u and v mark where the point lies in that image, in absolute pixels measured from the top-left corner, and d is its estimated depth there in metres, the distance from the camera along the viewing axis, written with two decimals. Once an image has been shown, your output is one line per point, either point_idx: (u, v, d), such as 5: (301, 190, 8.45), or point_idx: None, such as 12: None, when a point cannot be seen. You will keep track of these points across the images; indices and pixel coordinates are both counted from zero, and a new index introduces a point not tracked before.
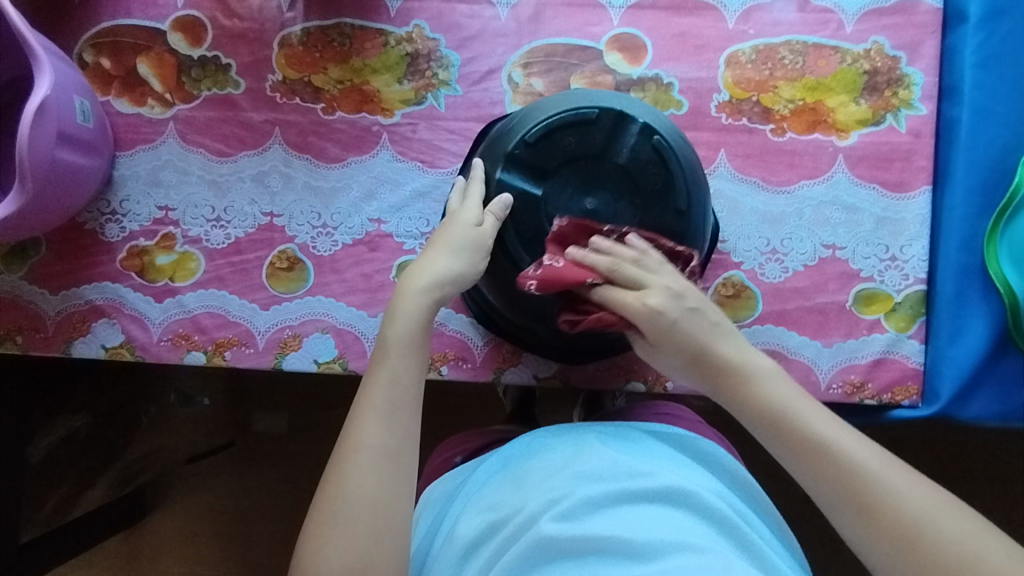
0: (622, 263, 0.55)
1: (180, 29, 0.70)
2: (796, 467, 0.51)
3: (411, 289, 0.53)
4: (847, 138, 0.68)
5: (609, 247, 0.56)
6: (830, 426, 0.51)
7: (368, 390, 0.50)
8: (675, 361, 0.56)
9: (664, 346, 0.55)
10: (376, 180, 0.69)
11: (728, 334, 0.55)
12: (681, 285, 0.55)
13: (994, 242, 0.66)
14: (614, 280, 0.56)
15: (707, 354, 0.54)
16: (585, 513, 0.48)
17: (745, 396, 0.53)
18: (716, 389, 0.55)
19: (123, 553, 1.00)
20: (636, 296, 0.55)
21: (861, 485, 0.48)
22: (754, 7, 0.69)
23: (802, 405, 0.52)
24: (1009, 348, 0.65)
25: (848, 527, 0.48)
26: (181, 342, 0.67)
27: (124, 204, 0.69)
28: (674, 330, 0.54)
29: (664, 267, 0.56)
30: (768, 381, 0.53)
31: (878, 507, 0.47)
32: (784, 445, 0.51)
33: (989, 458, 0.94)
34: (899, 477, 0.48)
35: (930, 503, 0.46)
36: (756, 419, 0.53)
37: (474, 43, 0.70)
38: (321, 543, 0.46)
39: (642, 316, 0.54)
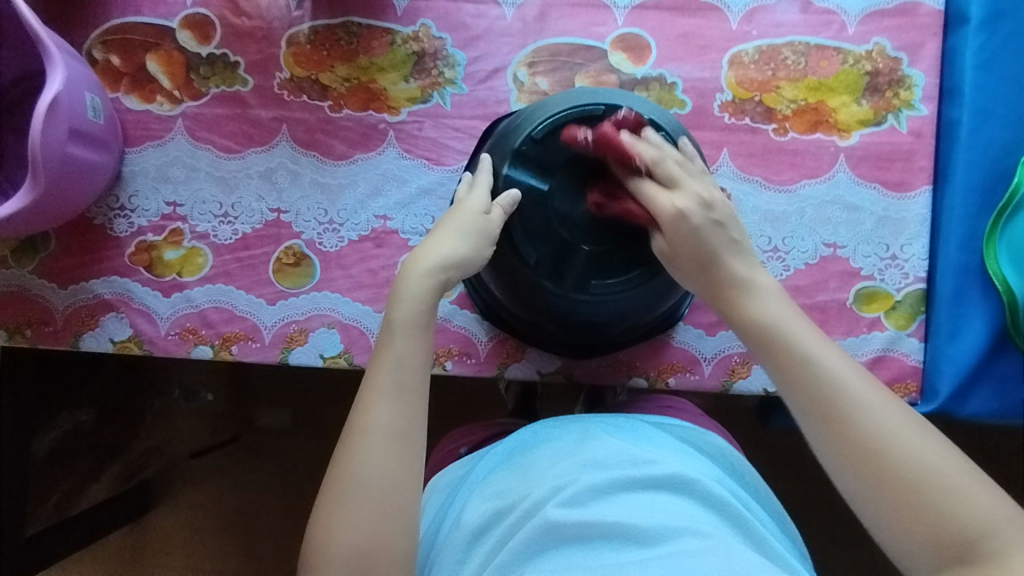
0: (667, 159, 0.55)
1: (189, 27, 0.70)
2: (780, 380, 0.51)
3: (417, 271, 0.54)
4: (849, 139, 0.68)
5: (655, 143, 0.56)
6: (821, 344, 0.51)
7: (376, 371, 0.51)
8: (678, 272, 0.56)
9: (675, 247, 0.55)
10: (382, 177, 0.70)
11: (738, 251, 0.55)
12: (710, 194, 0.55)
13: (993, 241, 0.66)
14: (654, 176, 0.56)
15: (715, 264, 0.54)
16: (591, 500, 0.50)
17: (734, 309, 0.54)
18: (713, 298, 0.55)
19: (129, 544, 1.00)
20: (667, 197, 0.55)
21: (838, 400, 0.48)
22: (757, 9, 0.70)
23: (792, 321, 0.52)
24: (1007, 346, 0.66)
25: (817, 438, 0.49)
26: (188, 336, 0.68)
27: (132, 199, 0.70)
28: (693, 236, 0.54)
29: (699, 176, 0.56)
30: (764, 297, 0.53)
31: (850, 422, 0.48)
32: (769, 359, 0.52)
33: (988, 456, 0.95)
34: (877, 399, 0.48)
35: (901, 425, 0.47)
36: (746, 331, 0.53)
37: (480, 43, 0.70)
38: (331, 522, 0.47)
39: (667, 217, 0.54)
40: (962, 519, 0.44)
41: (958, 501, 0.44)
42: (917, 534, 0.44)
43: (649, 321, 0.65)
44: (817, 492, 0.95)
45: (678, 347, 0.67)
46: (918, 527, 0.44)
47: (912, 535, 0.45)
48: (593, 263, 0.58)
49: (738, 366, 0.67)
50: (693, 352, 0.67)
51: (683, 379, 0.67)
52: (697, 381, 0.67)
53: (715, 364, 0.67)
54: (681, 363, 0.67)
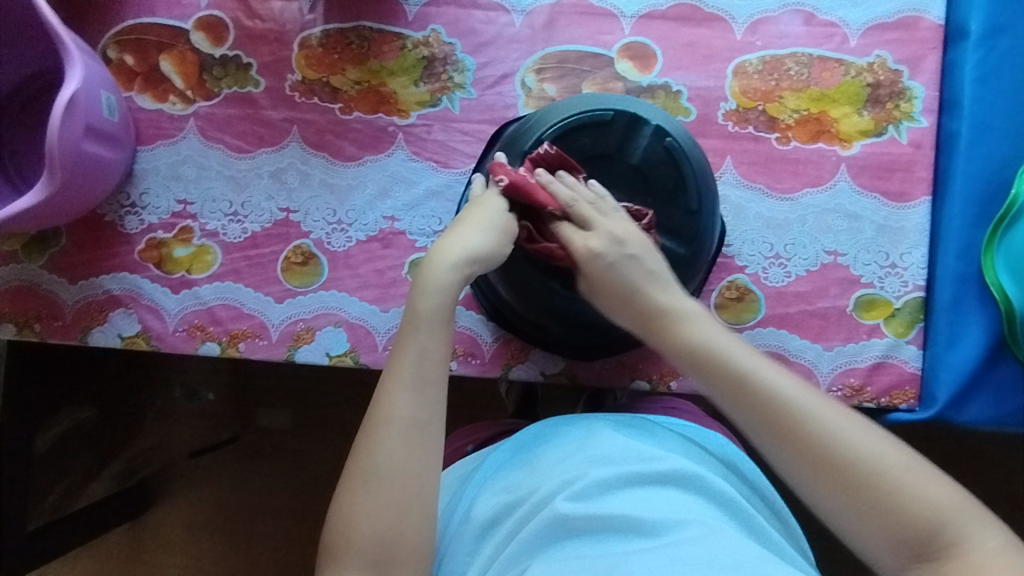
0: (580, 201, 0.58)
1: (203, 29, 0.72)
2: (725, 399, 0.52)
3: (442, 263, 0.54)
4: (850, 149, 0.70)
5: (567, 183, 0.58)
6: (754, 358, 0.53)
7: (399, 363, 0.52)
8: (605, 307, 0.58)
9: (597, 286, 0.57)
10: (391, 179, 0.71)
11: (663, 278, 0.56)
12: (623, 230, 0.57)
13: (991, 251, 0.68)
14: (569, 217, 0.58)
15: (640, 295, 0.56)
16: (598, 494, 0.51)
17: (671, 335, 0.55)
18: (647, 327, 0.56)
19: (125, 543, 1.02)
20: (582, 238, 0.57)
21: (784, 415, 0.50)
22: (761, 20, 0.71)
23: (725, 339, 0.54)
24: (1004, 355, 0.67)
25: (767, 449, 0.51)
26: (196, 333, 0.69)
27: (143, 197, 0.70)
28: (612, 273, 0.56)
29: (610, 212, 0.58)
30: (696, 319, 0.55)
31: (797, 431, 0.49)
32: (710, 378, 0.53)
33: (986, 466, 0.95)
34: (815, 406, 0.50)
35: (849, 426, 0.49)
36: (683, 358, 0.54)
37: (489, 48, 0.72)
38: (354, 509, 0.49)
39: (584, 259, 0.56)
40: (920, 509, 0.46)
41: (913, 491, 0.46)
42: (883, 530, 0.47)
43: None
44: None
45: None
46: (882, 521, 0.47)
47: (877, 528, 0.47)
48: None
49: None
50: None
51: (685, 383, 0.68)
52: None
53: None
54: None
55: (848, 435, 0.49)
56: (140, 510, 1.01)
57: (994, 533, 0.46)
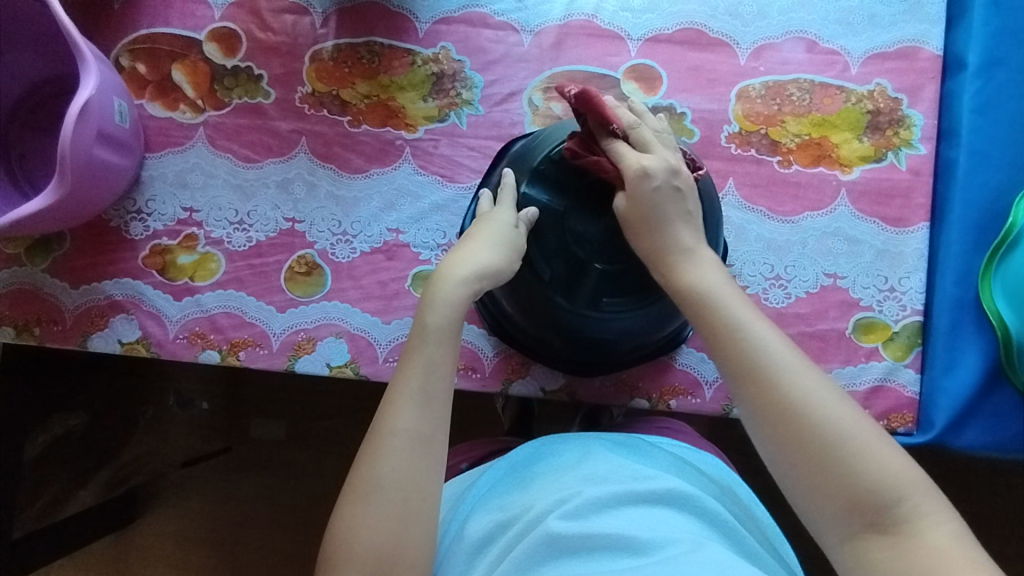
0: (642, 127, 0.57)
1: (215, 40, 0.73)
2: (710, 346, 0.53)
3: (452, 277, 0.54)
4: (850, 173, 0.71)
5: (633, 113, 0.59)
6: (746, 312, 0.52)
7: (405, 376, 0.52)
8: (629, 235, 0.56)
9: (633, 206, 0.55)
10: (397, 192, 0.71)
11: (690, 219, 0.56)
12: (678, 163, 0.57)
13: (988, 278, 0.69)
14: (628, 139, 0.57)
15: (664, 230, 0.55)
16: (593, 512, 0.51)
17: (675, 274, 0.55)
18: (653, 265, 0.56)
19: (111, 553, 1.00)
20: (637, 156, 0.56)
21: (768, 370, 0.50)
22: (764, 46, 0.73)
23: (724, 290, 0.54)
24: (1001, 382, 0.68)
25: (743, 399, 0.51)
26: (196, 340, 0.69)
27: (149, 203, 0.71)
28: (655, 196, 0.55)
29: (668, 147, 0.58)
30: (703, 266, 0.55)
31: (773, 384, 0.49)
32: (702, 324, 0.53)
33: (982, 493, 0.96)
34: (801, 366, 0.50)
35: (822, 387, 0.49)
36: (683, 298, 0.54)
37: (497, 67, 0.73)
38: (354, 522, 0.48)
39: (635, 174, 0.55)
40: (876, 483, 0.46)
41: (873, 464, 0.47)
42: (834, 499, 0.47)
43: (655, 342, 0.66)
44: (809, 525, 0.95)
45: (681, 370, 0.68)
46: (835, 489, 0.47)
47: (829, 495, 0.47)
48: (604, 282, 0.60)
49: None
50: (695, 375, 0.68)
51: (684, 402, 0.68)
52: (698, 404, 0.68)
53: (716, 388, 0.68)
54: (682, 386, 0.68)
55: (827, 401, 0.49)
56: (127, 521, 1.00)
57: (947, 520, 0.46)
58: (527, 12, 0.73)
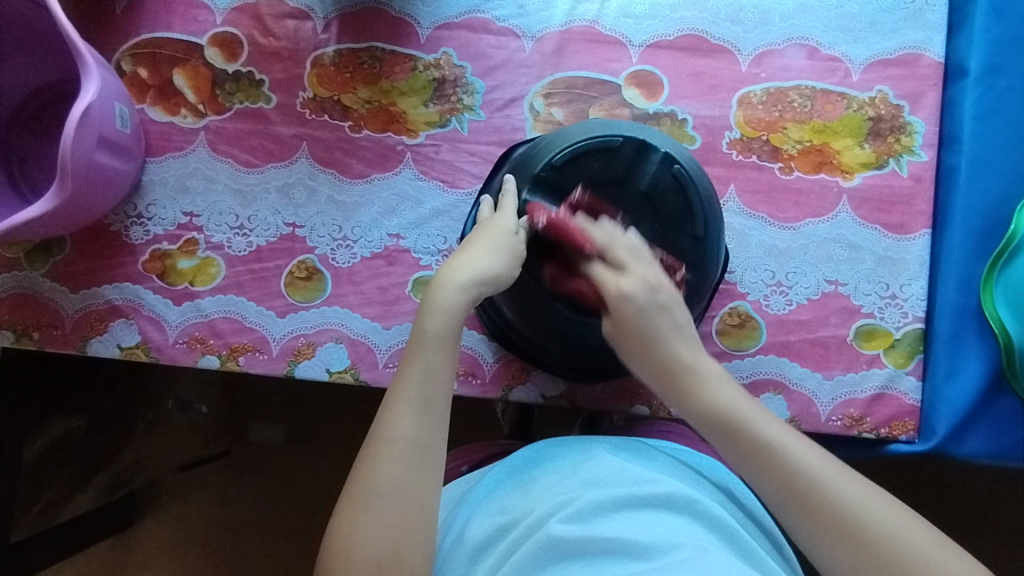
0: (616, 245, 0.58)
1: (217, 44, 0.73)
2: (747, 470, 0.54)
3: (451, 283, 0.54)
4: (851, 180, 0.71)
5: (600, 227, 0.59)
6: (772, 426, 0.54)
7: (404, 383, 0.52)
8: (630, 357, 0.58)
9: (624, 332, 0.57)
10: (398, 197, 0.71)
11: (688, 336, 0.57)
12: (658, 277, 0.57)
13: (990, 285, 0.68)
14: (604, 258, 0.58)
15: (669, 350, 0.56)
16: (594, 516, 0.50)
17: (694, 399, 0.56)
18: (671, 390, 0.57)
19: (109, 558, 1.00)
20: (616, 280, 0.57)
21: (813, 489, 0.51)
22: (766, 53, 0.73)
23: (746, 406, 0.55)
24: (1003, 390, 0.68)
25: (791, 518, 0.52)
26: (196, 345, 0.69)
27: (150, 208, 0.71)
28: (640, 320, 0.56)
29: (645, 259, 0.58)
30: (717, 384, 0.56)
31: (819, 501, 0.51)
32: (731, 447, 0.54)
33: (984, 500, 0.95)
34: (838, 477, 0.51)
35: (863, 495, 0.51)
36: (706, 421, 0.55)
37: (499, 72, 0.73)
38: (352, 529, 0.48)
39: (615, 301, 0.56)
40: None
41: (940, 566, 0.48)
42: None
43: None
44: None
45: None
46: None
47: None
48: None
49: None
50: None
51: None
52: None
53: None
54: None
55: (873, 507, 0.50)
56: (126, 525, 1.00)
57: None
58: (529, 18, 0.74)
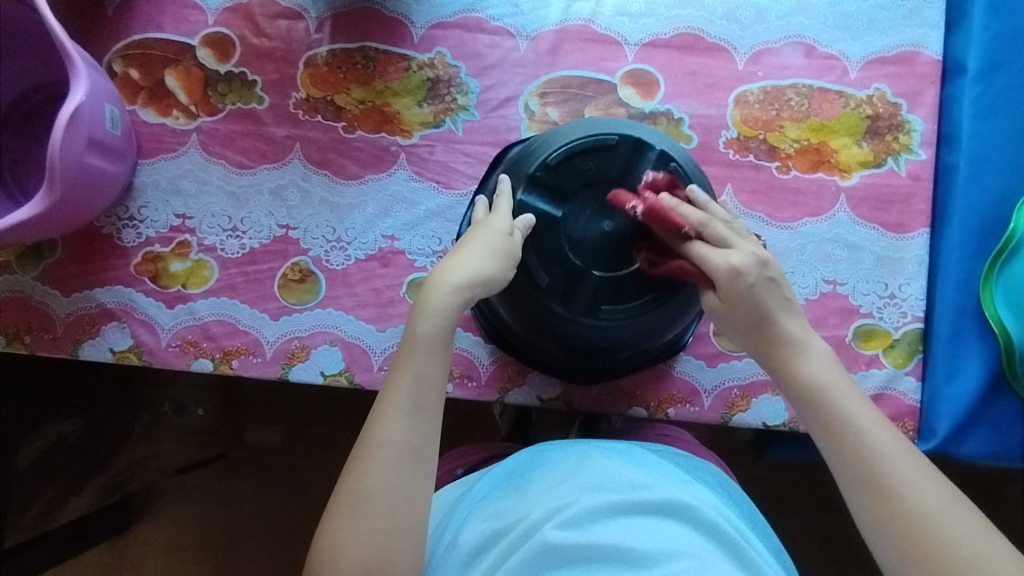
0: (715, 222, 0.55)
1: (209, 45, 0.72)
2: (829, 447, 0.53)
3: (444, 285, 0.53)
4: (849, 179, 0.70)
5: (696, 205, 0.56)
6: (864, 413, 0.52)
7: (394, 386, 0.51)
8: (728, 323, 0.56)
9: (728, 305, 0.55)
10: (392, 198, 0.71)
11: (793, 311, 0.55)
12: (762, 254, 0.55)
13: (989, 284, 0.68)
14: (702, 237, 0.55)
15: (770, 323, 0.54)
16: (589, 522, 0.50)
17: (789, 367, 0.54)
18: (767, 356, 0.55)
19: (105, 562, 0.99)
20: (722, 255, 0.54)
21: (889, 478, 0.50)
22: (763, 51, 0.72)
23: (842, 387, 0.53)
24: (1003, 390, 0.67)
25: (861, 506, 0.51)
26: (189, 348, 0.68)
27: (142, 210, 0.70)
28: (750, 296, 0.54)
29: (747, 238, 0.56)
30: (818, 360, 0.54)
31: (894, 496, 0.49)
32: (818, 421, 0.53)
33: (983, 500, 0.95)
34: (915, 474, 0.50)
35: (944, 503, 0.49)
36: (800, 392, 0.54)
37: (493, 72, 0.72)
38: (341, 535, 0.48)
39: (725, 276, 0.54)
40: None
41: None
42: None
43: (655, 349, 0.65)
44: (808, 530, 0.95)
45: (679, 377, 0.68)
46: None
47: None
48: (602, 289, 0.60)
49: (738, 400, 0.67)
50: (693, 383, 0.68)
51: (682, 410, 0.68)
52: (697, 413, 0.67)
53: (714, 396, 0.67)
54: (680, 394, 0.68)
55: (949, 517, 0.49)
56: (121, 529, 0.99)
57: None
58: (523, 17, 0.73)
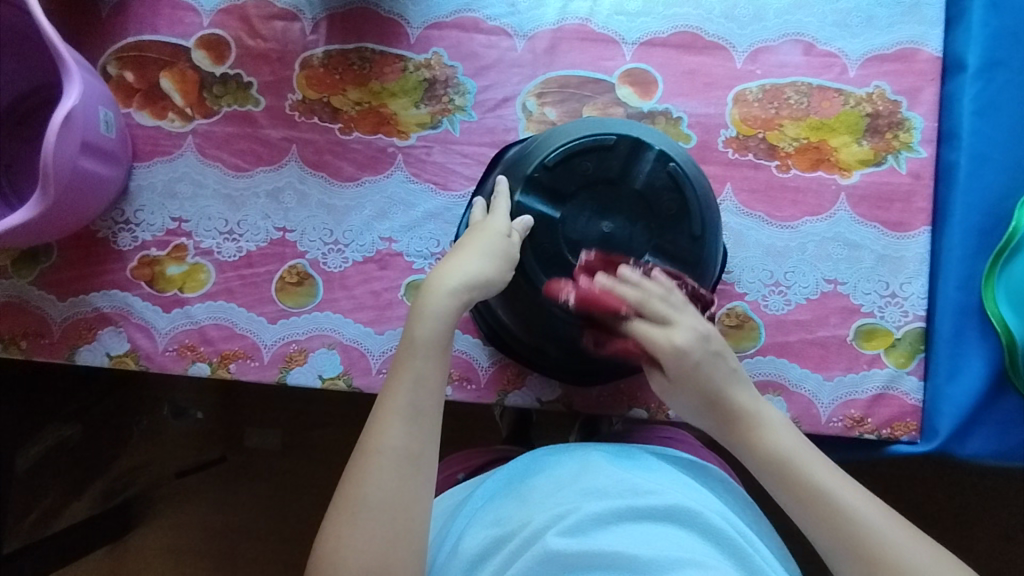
0: (651, 299, 0.56)
1: (204, 47, 0.71)
2: (802, 517, 0.52)
3: (441, 288, 0.53)
4: (849, 177, 0.70)
5: (633, 280, 0.57)
6: (831, 475, 0.52)
7: (393, 391, 0.51)
8: (683, 399, 0.57)
9: (681, 386, 0.56)
10: (389, 200, 0.70)
11: (742, 382, 0.57)
12: (701, 326, 0.57)
13: (991, 282, 0.67)
14: (642, 315, 0.56)
15: (721, 398, 0.56)
16: (591, 529, 0.49)
17: (751, 441, 0.55)
18: (725, 433, 0.56)
19: (105, 567, 0.99)
20: (665, 334, 0.56)
21: (871, 544, 0.49)
22: (761, 49, 0.72)
23: (804, 454, 0.54)
24: (1006, 388, 0.67)
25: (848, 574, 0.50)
26: (186, 353, 0.67)
27: (138, 214, 0.70)
28: (696, 373, 0.56)
29: (687, 310, 0.57)
30: (775, 428, 0.55)
31: (879, 557, 0.49)
32: (786, 494, 0.53)
33: (986, 498, 0.94)
34: (896, 530, 0.50)
35: (927, 556, 0.49)
36: (763, 467, 0.54)
37: (491, 72, 0.72)
38: (340, 543, 0.47)
39: (668, 355, 0.55)
40: None
41: None
42: None
43: None
44: None
45: None
46: None
47: None
48: None
49: None
50: None
51: None
52: None
53: None
54: None
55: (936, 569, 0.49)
56: (121, 534, 0.98)
57: None
58: (520, 16, 0.72)
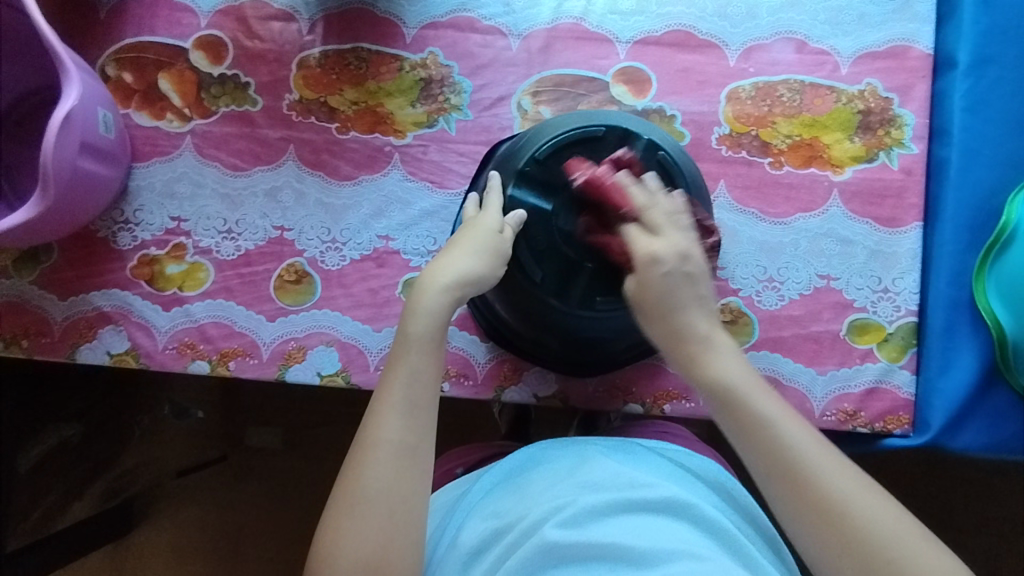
0: (654, 208, 0.55)
1: (201, 48, 0.72)
2: (743, 443, 0.52)
3: (433, 287, 0.54)
4: (842, 174, 0.70)
5: (648, 189, 0.56)
6: (779, 410, 0.51)
7: (390, 385, 0.51)
8: (641, 318, 0.55)
9: (644, 295, 0.54)
10: (387, 198, 0.71)
11: (704, 306, 0.54)
12: (688, 245, 0.54)
13: (982, 276, 0.68)
14: (640, 221, 0.55)
15: (679, 317, 0.54)
16: (589, 520, 0.50)
17: (698, 367, 0.53)
18: (675, 351, 0.54)
19: (106, 564, 0.99)
20: (648, 242, 0.54)
21: (808, 476, 0.49)
22: (753, 47, 0.72)
23: (751, 384, 0.52)
24: (998, 382, 0.67)
25: (778, 500, 0.50)
26: (186, 351, 0.68)
27: (137, 213, 0.70)
28: (665, 287, 0.53)
29: (681, 227, 0.55)
30: (724, 356, 0.53)
31: (809, 488, 0.49)
32: (730, 420, 0.52)
33: (980, 492, 0.95)
34: (829, 463, 0.50)
35: (858, 491, 0.49)
36: (710, 389, 0.53)
37: (486, 71, 0.72)
38: (339, 535, 0.48)
39: (644, 262, 0.54)
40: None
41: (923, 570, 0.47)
42: None
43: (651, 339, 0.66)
44: None
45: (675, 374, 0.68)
46: None
47: None
48: (596, 280, 0.60)
49: None
50: None
51: (678, 407, 0.68)
52: (692, 409, 0.67)
53: None
54: (676, 390, 0.68)
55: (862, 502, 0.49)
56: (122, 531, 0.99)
57: None
58: (515, 16, 0.73)
